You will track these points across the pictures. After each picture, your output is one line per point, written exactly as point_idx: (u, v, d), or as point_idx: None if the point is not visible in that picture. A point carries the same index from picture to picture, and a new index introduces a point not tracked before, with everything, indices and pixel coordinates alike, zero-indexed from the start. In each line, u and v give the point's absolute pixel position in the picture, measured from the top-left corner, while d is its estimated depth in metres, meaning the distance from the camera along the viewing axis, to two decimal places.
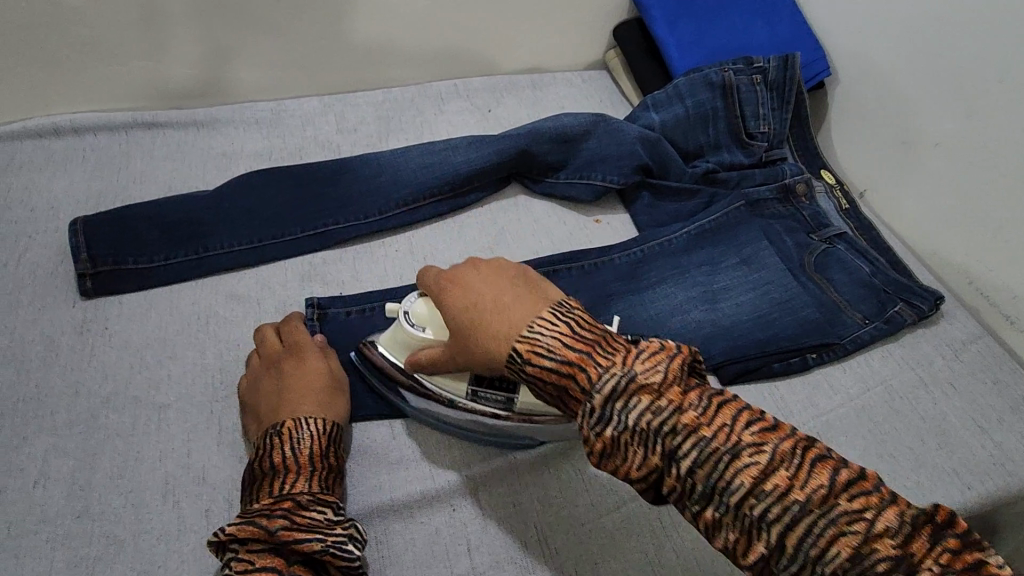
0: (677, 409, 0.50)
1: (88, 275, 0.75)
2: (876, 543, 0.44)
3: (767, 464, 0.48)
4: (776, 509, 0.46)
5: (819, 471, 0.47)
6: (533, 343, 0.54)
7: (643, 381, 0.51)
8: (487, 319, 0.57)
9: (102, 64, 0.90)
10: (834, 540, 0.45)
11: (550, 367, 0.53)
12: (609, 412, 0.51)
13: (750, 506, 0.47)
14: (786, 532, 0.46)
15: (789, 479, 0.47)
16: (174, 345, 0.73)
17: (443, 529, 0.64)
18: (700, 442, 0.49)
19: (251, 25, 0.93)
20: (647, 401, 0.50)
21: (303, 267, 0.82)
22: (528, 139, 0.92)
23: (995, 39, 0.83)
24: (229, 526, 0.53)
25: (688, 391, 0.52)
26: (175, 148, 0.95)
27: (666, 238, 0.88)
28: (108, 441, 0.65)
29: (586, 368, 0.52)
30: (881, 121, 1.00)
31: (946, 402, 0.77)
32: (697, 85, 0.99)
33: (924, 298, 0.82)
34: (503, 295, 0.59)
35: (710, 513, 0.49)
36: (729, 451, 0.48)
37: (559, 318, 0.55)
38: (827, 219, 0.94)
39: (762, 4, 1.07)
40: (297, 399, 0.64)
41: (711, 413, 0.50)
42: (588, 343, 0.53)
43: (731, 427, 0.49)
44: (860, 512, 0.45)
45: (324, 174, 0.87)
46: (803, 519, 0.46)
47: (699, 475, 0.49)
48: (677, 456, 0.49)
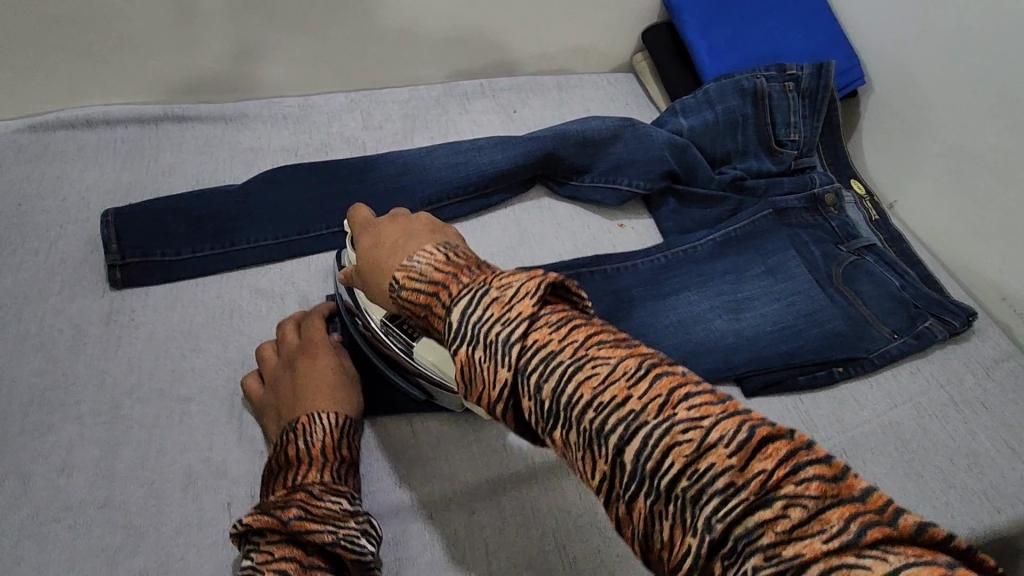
0: (525, 321, 0.44)
1: (116, 267, 0.75)
2: (713, 456, 0.37)
3: (610, 375, 0.41)
4: (614, 421, 0.40)
5: (665, 383, 0.40)
6: (410, 271, 0.53)
7: (494, 294, 0.46)
8: (387, 255, 0.58)
9: (134, 57, 0.91)
10: (669, 450, 0.38)
11: (419, 289, 0.51)
12: (461, 324, 0.46)
13: (589, 419, 0.40)
14: (623, 447, 0.39)
15: (629, 390, 0.40)
16: (199, 338, 0.73)
17: (462, 531, 0.64)
18: (547, 356, 0.42)
19: (282, 22, 0.94)
20: (497, 313, 0.45)
21: (328, 263, 0.83)
22: (554, 141, 0.91)
23: (988, 40, 0.86)
24: (245, 517, 0.53)
25: (547, 310, 0.45)
26: (204, 142, 0.96)
27: (691, 245, 0.87)
28: (133, 431, 0.65)
29: (449, 286, 0.49)
30: (917, 131, 0.98)
31: (976, 422, 0.75)
32: (728, 91, 0.97)
33: (956, 314, 0.81)
34: (405, 236, 0.59)
35: (557, 434, 0.42)
36: (573, 363, 0.42)
37: (440, 249, 0.54)
38: (856, 231, 0.92)
39: (797, 10, 1.05)
40: (313, 394, 0.64)
41: (563, 329, 0.43)
42: (456, 265, 0.51)
43: (582, 342, 0.42)
44: (699, 422, 0.38)
45: (349, 171, 0.87)
46: (641, 431, 0.39)
47: (545, 390, 0.42)
48: (523, 371, 0.43)
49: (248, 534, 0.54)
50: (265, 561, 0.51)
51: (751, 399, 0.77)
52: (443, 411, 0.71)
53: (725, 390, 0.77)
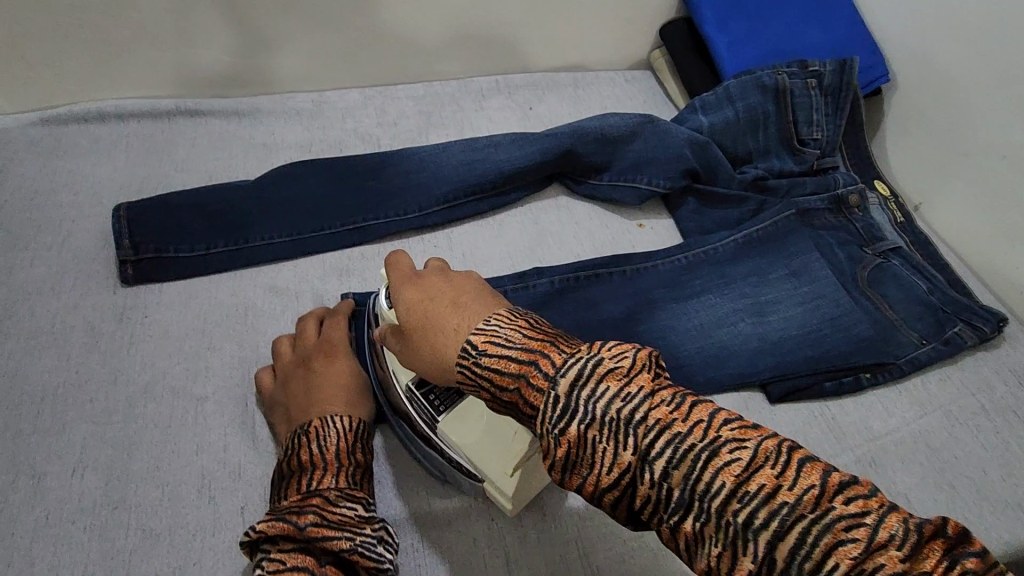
0: (647, 395, 0.40)
1: (129, 263, 0.74)
2: (883, 558, 0.34)
3: (752, 461, 0.37)
4: (764, 516, 0.36)
5: (814, 471, 0.36)
6: (491, 335, 0.45)
7: (606, 363, 0.41)
8: (448, 316, 0.49)
9: (148, 50, 0.90)
10: (832, 551, 0.34)
11: (506, 358, 0.44)
12: (571, 400, 0.40)
13: (733, 515, 0.36)
14: (776, 545, 0.35)
15: (777, 478, 0.36)
16: (212, 336, 0.72)
17: (481, 539, 0.62)
18: (674, 440, 0.38)
19: (295, 16, 0.92)
20: (613, 387, 0.40)
21: (343, 261, 0.82)
22: (573, 139, 0.89)
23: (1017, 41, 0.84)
24: (258, 524, 0.51)
25: (660, 383, 0.41)
26: (217, 136, 0.95)
27: (712, 246, 0.85)
28: (147, 431, 0.64)
29: (549, 354, 0.43)
30: (944, 132, 0.95)
31: (1008, 431, 0.73)
32: (749, 88, 0.95)
33: (986, 320, 0.78)
34: (466, 294, 0.50)
35: (688, 526, 0.38)
36: (707, 449, 0.38)
37: (517, 312, 0.47)
38: (881, 233, 0.90)
39: (820, 6, 1.03)
40: (327, 397, 0.63)
41: (686, 407, 0.39)
42: (547, 333, 0.45)
43: (710, 422, 0.39)
44: (863, 518, 0.35)
45: (364, 167, 0.86)
46: (797, 528, 0.35)
47: (674, 478, 0.38)
48: (649, 456, 0.39)
49: (260, 541, 0.51)
50: (276, 571, 0.47)
51: (776, 405, 0.75)
52: None
53: (749, 395, 0.76)
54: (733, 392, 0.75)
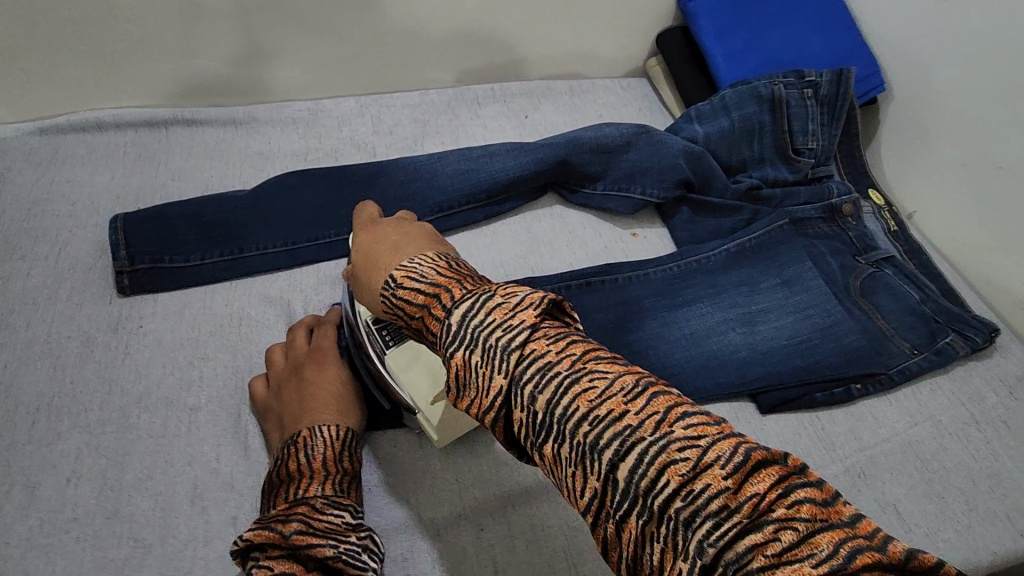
0: (527, 329, 0.43)
1: (125, 273, 0.75)
2: (707, 477, 0.36)
3: (606, 389, 0.40)
4: (608, 436, 0.39)
5: (662, 401, 0.39)
6: (409, 271, 0.50)
7: (497, 299, 0.44)
8: (383, 257, 0.54)
9: (145, 61, 0.91)
10: (663, 469, 0.37)
11: (417, 290, 0.49)
12: (461, 327, 0.43)
13: (584, 434, 0.39)
14: (617, 462, 0.38)
15: (625, 404, 0.39)
16: (207, 346, 0.73)
17: (470, 548, 0.63)
18: (543, 367, 0.41)
19: (292, 26, 0.93)
20: (498, 318, 0.43)
21: (338, 271, 0.82)
22: (567, 148, 0.90)
23: (1011, 51, 0.84)
24: (244, 533, 0.51)
25: (547, 323, 0.44)
26: (213, 145, 0.95)
27: (705, 256, 0.86)
28: (140, 442, 0.65)
29: (452, 290, 0.47)
30: (938, 141, 0.96)
31: (999, 442, 0.73)
32: (745, 98, 0.95)
33: (978, 330, 0.79)
34: (404, 241, 0.56)
35: (549, 447, 0.41)
36: (570, 376, 0.41)
37: (443, 256, 0.52)
38: (874, 242, 0.90)
39: (818, 17, 1.03)
40: (316, 408, 0.65)
41: (562, 341, 0.43)
42: (460, 273, 0.49)
43: (580, 356, 0.42)
44: (696, 441, 0.37)
45: (358, 176, 0.86)
46: (636, 448, 0.38)
47: (540, 402, 0.41)
48: (520, 381, 0.42)
49: (247, 551, 0.51)
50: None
51: (766, 415, 0.75)
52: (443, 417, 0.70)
53: (740, 405, 0.76)
54: (724, 402, 0.76)
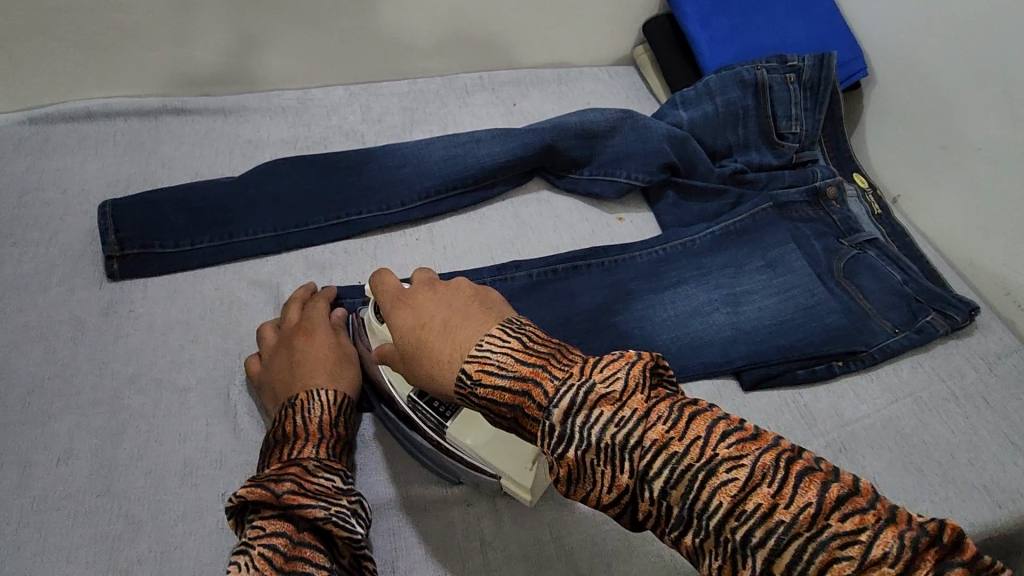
0: (641, 419, 0.43)
1: (115, 258, 0.76)
2: (875, 573, 0.37)
3: (746, 480, 0.40)
4: (759, 532, 0.40)
5: (808, 488, 0.39)
6: (484, 362, 0.49)
7: (599, 390, 0.45)
8: (444, 342, 0.53)
9: (135, 50, 0.91)
10: (825, 567, 0.38)
11: (501, 386, 0.48)
12: (566, 427, 0.44)
13: (731, 530, 0.40)
14: (772, 559, 0.39)
15: (772, 497, 0.40)
16: (196, 329, 0.74)
17: (457, 524, 0.64)
18: (671, 459, 0.42)
19: (281, 16, 0.94)
20: (608, 412, 0.44)
21: (326, 256, 0.83)
22: (553, 134, 0.91)
23: (990, 35, 0.86)
24: (239, 490, 0.53)
25: (656, 400, 0.45)
26: (202, 134, 0.96)
27: (690, 238, 0.87)
28: (131, 422, 0.66)
29: (541, 382, 0.47)
30: (920, 125, 0.97)
31: (978, 417, 0.75)
32: (729, 83, 0.96)
33: (958, 308, 0.80)
34: (459, 317, 0.54)
35: (688, 538, 0.42)
36: (703, 468, 0.41)
37: (508, 333, 0.51)
38: (858, 224, 0.91)
39: (801, 3, 1.04)
40: (310, 372, 0.66)
41: (682, 425, 0.43)
42: (539, 355, 0.48)
43: (707, 440, 0.42)
44: (856, 536, 0.38)
45: (347, 163, 0.87)
46: (791, 545, 0.39)
47: (673, 495, 0.42)
48: (648, 476, 0.43)
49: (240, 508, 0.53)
50: (256, 537, 0.50)
51: (749, 393, 0.76)
52: None
53: (723, 383, 0.77)
54: (707, 380, 0.77)
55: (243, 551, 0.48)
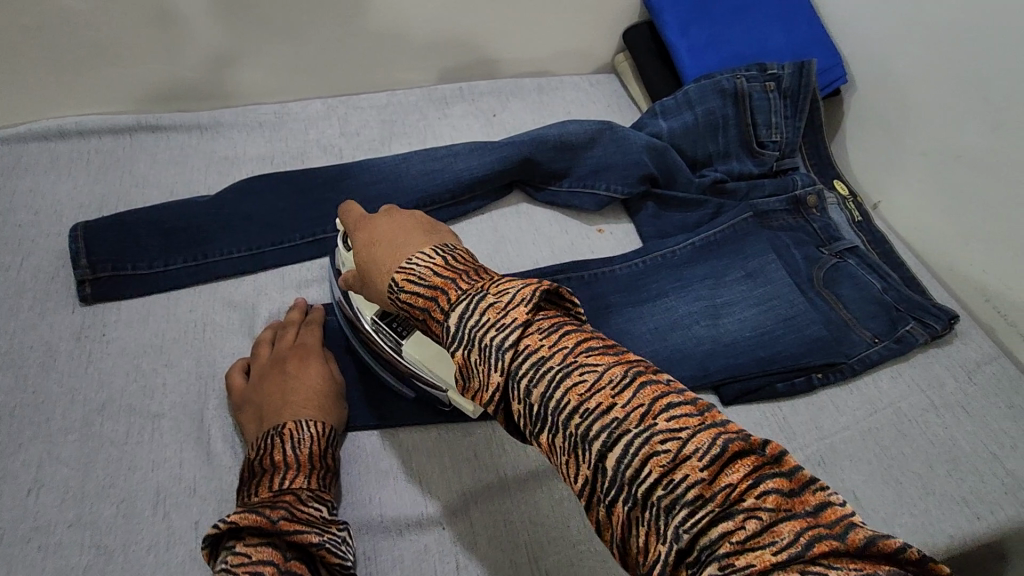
0: (520, 327, 0.46)
1: (87, 281, 0.75)
2: (685, 468, 0.39)
3: (595, 383, 0.43)
4: (597, 428, 0.42)
5: (648, 392, 0.42)
6: (408, 273, 0.53)
7: (491, 300, 0.47)
8: (382, 258, 0.57)
9: (109, 67, 0.90)
10: (647, 460, 0.40)
11: (418, 293, 0.52)
12: (459, 328, 0.48)
13: (575, 425, 0.43)
14: (605, 452, 0.41)
15: (613, 397, 0.42)
16: (170, 353, 0.73)
17: (433, 547, 0.64)
18: (537, 361, 0.45)
19: (257, 31, 0.93)
20: (492, 318, 0.47)
21: (304, 274, 0.82)
22: (532, 146, 0.90)
23: (967, 42, 0.86)
24: (230, 515, 0.53)
25: (541, 316, 0.48)
26: (179, 151, 0.95)
27: (670, 250, 0.86)
28: (102, 450, 0.65)
29: (448, 292, 0.50)
30: (900, 132, 0.97)
31: (957, 428, 0.75)
32: (708, 93, 0.96)
33: (937, 317, 0.80)
34: (400, 239, 0.58)
35: (545, 437, 0.44)
36: (562, 369, 0.44)
37: (439, 252, 0.54)
38: (838, 232, 0.91)
39: (781, 9, 1.04)
40: (299, 401, 0.67)
41: (555, 335, 0.46)
42: (455, 271, 0.52)
43: (571, 349, 0.45)
44: (677, 433, 0.40)
45: (323, 179, 0.86)
46: (622, 438, 0.41)
47: (534, 394, 0.44)
48: (515, 375, 0.45)
49: (228, 535, 0.52)
50: (241, 564, 0.49)
51: (728, 407, 0.76)
52: (416, 425, 0.71)
53: (702, 397, 0.77)
54: None
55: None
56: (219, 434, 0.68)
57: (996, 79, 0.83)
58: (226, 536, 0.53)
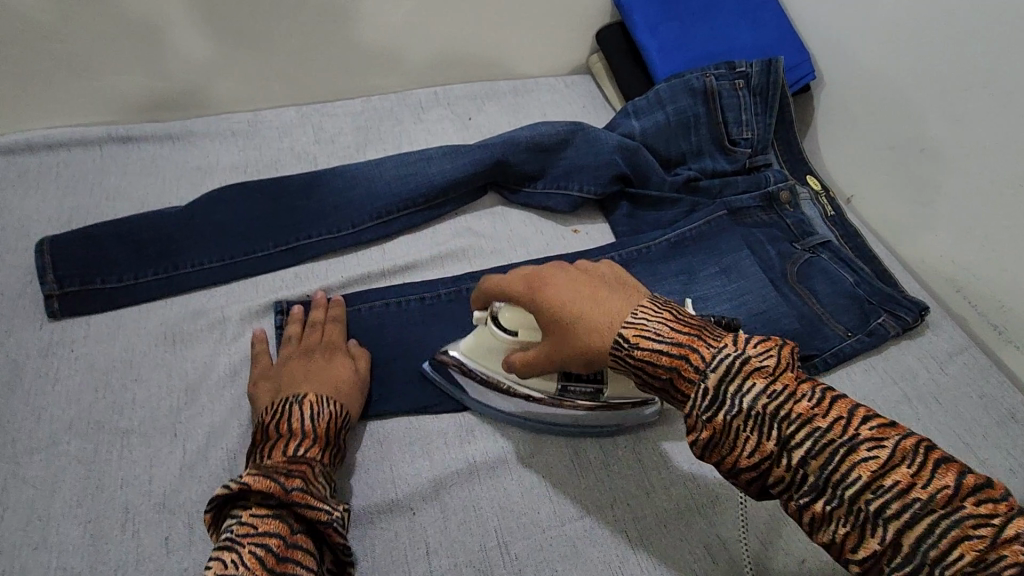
0: (792, 395, 0.48)
1: (55, 297, 0.74)
2: (1007, 551, 0.39)
3: (886, 458, 0.44)
4: (894, 506, 0.42)
5: (947, 472, 0.42)
6: (641, 328, 0.55)
7: (754, 364, 0.49)
8: (589, 310, 0.57)
9: (77, 77, 0.89)
10: (956, 543, 0.40)
11: (657, 350, 0.53)
12: (719, 393, 0.49)
13: (864, 501, 0.44)
14: (903, 530, 0.42)
15: (911, 476, 0.43)
16: (140, 367, 0.72)
17: (403, 534, 0.64)
18: (814, 432, 0.46)
19: (227, 39, 0.93)
20: (760, 384, 0.48)
21: (276, 283, 0.81)
22: (504, 149, 0.90)
23: (925, 36, 0.87)
24: (246, 476, 0.55)
25: (804, 381, 0.49)
26: (149, 162, 0.94)
27: (644, 245, 0.88)
28: (70, 468, 0.64)
29: (698, 349, 0.51)
30: (870, 125, 0.97)
31: (930, 419, 0.75)
32: (678, 92, 0.97)
33: (908, 309, 0.81)
34: (602, 290, 0.59)
35: (818, 506, 0.45)
36: (844, 443, 0.45)
37: (661, 308, 0.56)
38: (811, 227, 0.92)
39: (748, 6, 1.05)
40: (319, 380, 0.69)
41: (826, 404, 0.47)
42: (695, 328, 0.53)
43: (848, 420, 0.46)
44: (990, 519, 0.40)
45: (297, 187, 0.86)
46: (927, 518, 0.41)
47: (812, 464, 0.46)
48: (789, 445, 0.47)
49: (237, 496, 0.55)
50: (247, 534, 0.52)
51: None
52: (392, 419, 0.73)
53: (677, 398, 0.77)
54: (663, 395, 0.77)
55: (231, 547, 0.50)
56: (193, 448, 0.67)
57: (955, 72, 0.85)
58: (235, 499, 0.55)
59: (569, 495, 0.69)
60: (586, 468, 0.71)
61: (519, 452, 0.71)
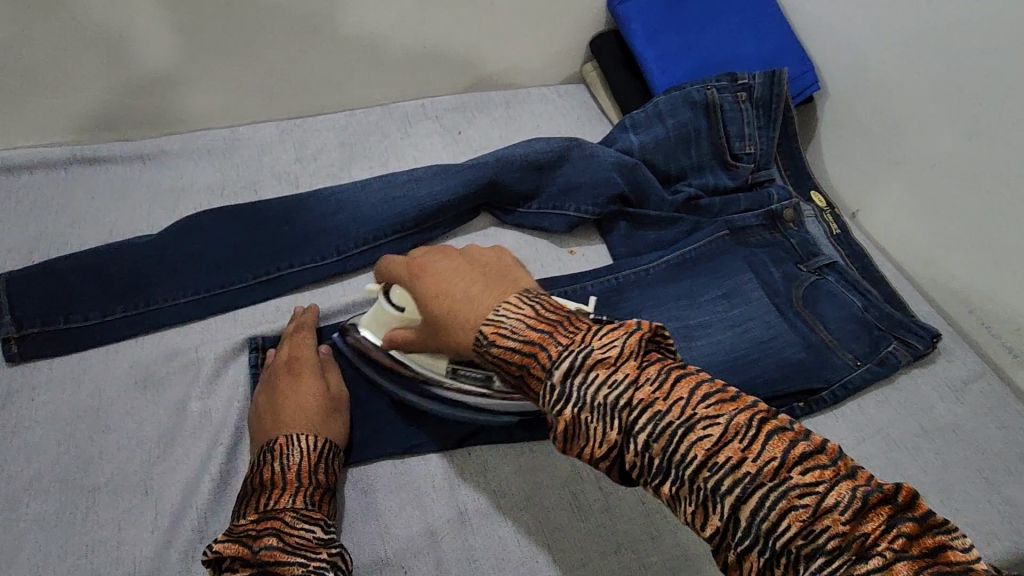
0: (632, 382, 0.45)
1: (13, 340, 0.68)
2: (827, 520, 0.39)
3: (721, 436, 0.42)
4: (729, 483, 0.41)
5: (777, 444, 0.42)
6: (499, 325, 0.50)
7: (597, 354, 0.46)
8: (458, 311, 0.55)
9: (38, 95, 0.83)
10: (785, 514, 0.40)
11: (512, 347, 0.49)
12: (565, 387, 0.45)
13: (703, 480, 0.42)
14: (739, 505, 0.41)
15: (742, 451, 0.42)
16: (108, 417, 0.66)
17: None
18: (656, 417, 0.44)
19: (201, 52, 0.87)
20: (602, 375, 0.45)
21: (256, 317, 0.76)
22: (497, 168, 0.85)
23: (938, 47, 0.83)
24: (215, 544, 0.54)
25: (646, 362, 0.46)
26: (118, 185, 0.88)
27: (644, 268, 0.83)
28: (30, 534, 0.59)
29: (547, 346, 0.48)
30: (877, 138, 0.94)
31: (948, 452, 0.73)
32: (678, 105, 0.92)
33: (920, 336, 0.78)
34: (473, 286, 0.55)
35: (666, 488, 0.44)
36: (683, 425, 0.43)
37: (526, 301, 0.51)
38: (816, 247, 0.88)
39: (751, 14, 1.01)
40: (290, 417, 0.64)
41: (668, 386, 0.44)
42: (549, 321, 0.49)
43: (688, 400, 0.44)
44: (814, 487, 0.40)
45: (277, 211, 0.80)
46: (757, 492, 0.41)
47: (655, 448, 0.43)
48: (633, 431, 0.44)
49: (217, 562, 0.54)
50: None
51: None
52: (379, 466, 0.68)
53: None
54: None
55: None
56: (164, 508, 0.62)
57: (970, 85, 0.81)
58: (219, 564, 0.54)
59: (573, 544, 0.65)
60: (588, 514, 0.67)
61: (518, 498, 0.67)
